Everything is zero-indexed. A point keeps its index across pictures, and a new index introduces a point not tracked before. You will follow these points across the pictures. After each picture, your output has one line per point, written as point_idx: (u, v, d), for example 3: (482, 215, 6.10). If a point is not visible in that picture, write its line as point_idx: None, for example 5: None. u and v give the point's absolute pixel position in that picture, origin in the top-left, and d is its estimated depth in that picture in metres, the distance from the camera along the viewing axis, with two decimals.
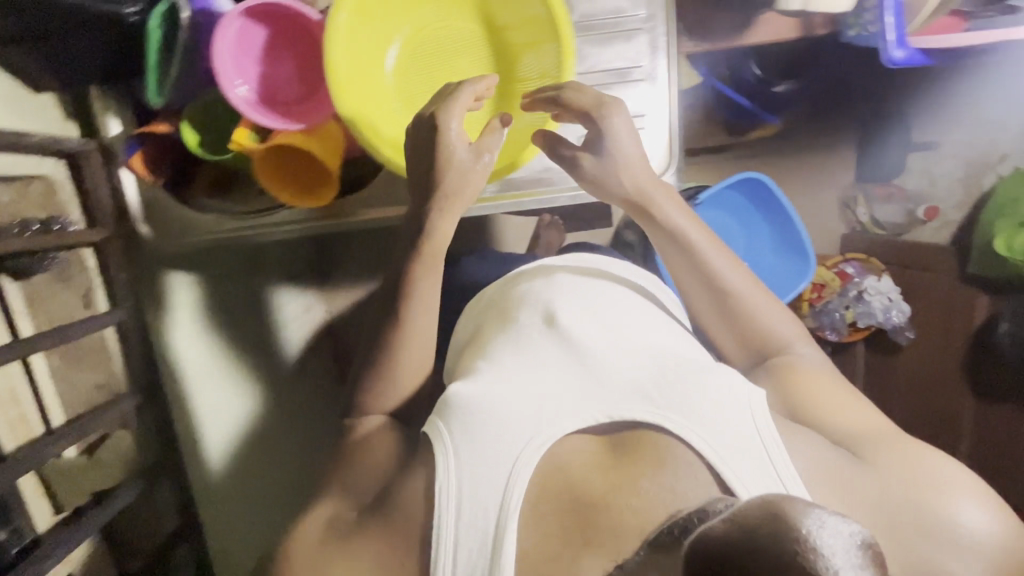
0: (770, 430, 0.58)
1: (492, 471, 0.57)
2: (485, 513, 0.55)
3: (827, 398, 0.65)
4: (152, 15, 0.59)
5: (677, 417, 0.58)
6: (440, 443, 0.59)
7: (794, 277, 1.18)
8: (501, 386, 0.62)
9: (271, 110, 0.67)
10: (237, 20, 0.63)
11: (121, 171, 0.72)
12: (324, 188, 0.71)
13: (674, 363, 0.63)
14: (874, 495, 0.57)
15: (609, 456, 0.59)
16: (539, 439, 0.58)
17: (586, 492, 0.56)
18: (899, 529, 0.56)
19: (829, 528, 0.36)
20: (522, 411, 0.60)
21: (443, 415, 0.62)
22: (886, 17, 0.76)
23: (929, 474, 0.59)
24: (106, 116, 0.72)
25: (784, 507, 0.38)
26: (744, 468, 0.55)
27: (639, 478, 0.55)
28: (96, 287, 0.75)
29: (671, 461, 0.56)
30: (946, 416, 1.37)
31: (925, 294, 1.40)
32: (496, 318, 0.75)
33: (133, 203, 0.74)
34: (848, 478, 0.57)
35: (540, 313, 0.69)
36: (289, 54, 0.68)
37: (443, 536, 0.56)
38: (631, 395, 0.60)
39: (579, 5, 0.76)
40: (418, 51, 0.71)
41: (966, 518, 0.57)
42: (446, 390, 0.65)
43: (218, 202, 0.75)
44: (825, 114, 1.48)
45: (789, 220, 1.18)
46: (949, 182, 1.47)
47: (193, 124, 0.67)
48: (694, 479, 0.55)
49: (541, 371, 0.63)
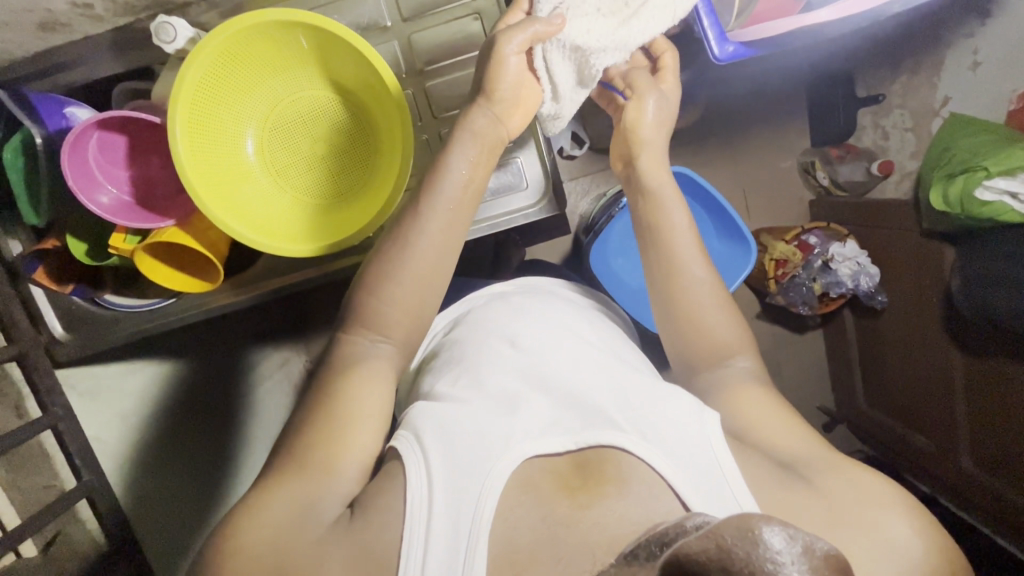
0: (725, 451, 0.61)
1: (467, 485, 0.59)
2: (457, 527, 0.56)
3: (764, 417, 0.67)
4: (7, 151, 0.66)
5: (641, 439, 0.62)
6: (414, 455, 0.62)
7: (739, 262, 1.15)
8: (471, 413, 0.66)
9: (142, 211, 0.71)
10: (93, 136, 0.68)
11: (30, 286, 0.77)
12: (212, 272, 0.75)
13: (631, 391, 0.68)
14: (823, 509, 0.58)
15: (575, 474, 0.61)
16: (508, 457, 0.61)
17: (556, 513, 0.58)
18: (843, 535, 0.57)
19: (784, 536, 0.30)
20: (492, 429, 0.64)
21: (418, 429, 0.64)
22: (702, 21, 0.77)
23: (867, 492, 0.60)
24: (6, 241, 0.76)
25: (732, 523, 0.31)
26: (696, 484, 0.59)
27: (604, 498, 0.58)
28: (25, 398, 0.86)
29: (633, 480, 0.59)
30: (938, 378, 1.28)
31: (895, 253, 1.33)
32: (454, 343, 0.80)
33: (49, 314, 0.79)
34: (794, 494, 0.59)
35: (504, 341, 0.76)
36: (155, 153, 0.73)
37: (409, 558, 0.55)
38: (591, 419, 0.65)
39: (422, 54, 0.83)
40: (277, 129, 0.74)
41: (897, 537, 0.57)
42: (415, 415, 0.68)
43: (126, 300, 0.79)
44: (762, 86, 1.46)
45: (722, 208, 1.15)
46: (901, 132, 1.37)
47: (76, 236, 0.71)
48: (657, 499, 0.58)
49: (507, 396, 0.69)
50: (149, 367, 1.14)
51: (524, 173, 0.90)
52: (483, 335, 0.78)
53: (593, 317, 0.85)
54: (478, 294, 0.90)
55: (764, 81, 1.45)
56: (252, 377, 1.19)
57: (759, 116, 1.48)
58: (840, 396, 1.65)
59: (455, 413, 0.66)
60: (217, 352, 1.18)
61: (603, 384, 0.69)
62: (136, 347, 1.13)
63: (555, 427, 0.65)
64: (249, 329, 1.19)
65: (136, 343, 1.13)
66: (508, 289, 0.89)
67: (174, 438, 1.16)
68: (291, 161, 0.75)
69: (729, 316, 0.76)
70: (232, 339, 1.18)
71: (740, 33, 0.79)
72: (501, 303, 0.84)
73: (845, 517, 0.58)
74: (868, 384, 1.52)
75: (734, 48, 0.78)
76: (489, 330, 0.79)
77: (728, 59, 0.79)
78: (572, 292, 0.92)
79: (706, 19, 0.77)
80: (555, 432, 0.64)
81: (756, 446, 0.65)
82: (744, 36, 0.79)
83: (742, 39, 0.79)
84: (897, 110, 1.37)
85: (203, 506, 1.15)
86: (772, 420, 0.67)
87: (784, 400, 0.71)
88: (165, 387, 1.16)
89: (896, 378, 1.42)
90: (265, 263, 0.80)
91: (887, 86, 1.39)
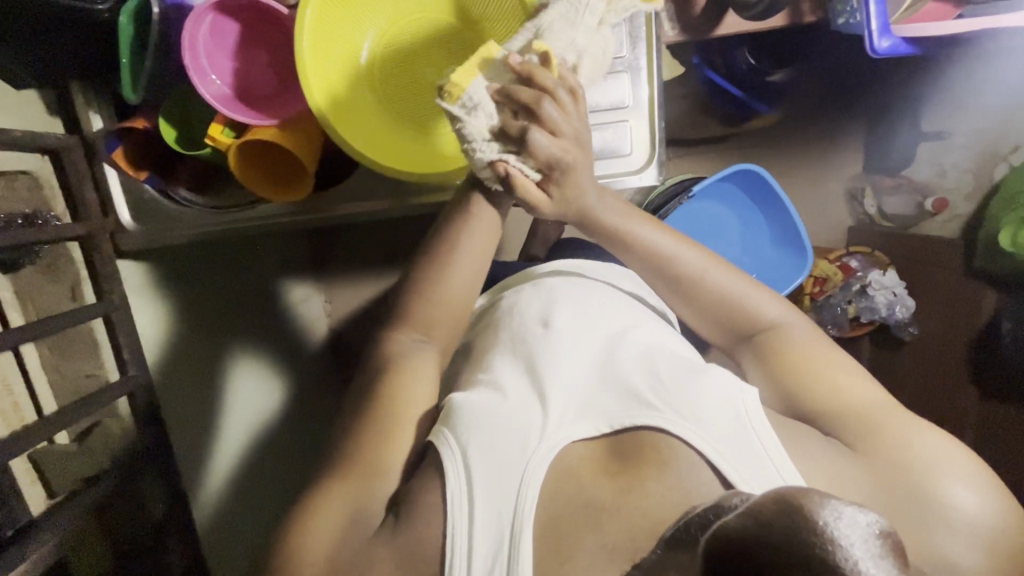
0: (767, 431, 0.58)
1: (507, 476, 0.56)
2: (501, 506, 0.54)
3: (822, 382, 0.64)
4: (123, 14, 0.62)
5: (678, 418, 0.58)
6: (450, 451, 0.57)
7: (792, 269, 1.16)
8: (498, 395, 0.62)
9: (244, 105, 0.67)
10: (208, 15, 0.64)
11: (103, 165, 0.73)
12: (302, 181, 0.71)
13: (660, 362, 0.64)
14: (870, 485, 0.57)
15: (611, 459, 0.58)
16: (548, 443, 0.58)
17: (598, 498, 0.56)
18: (897, 505, 0.56)
19: (847, 520, 0.34)
20: (524, 413, 0.60)
21: (452, 423, 0.59)
22: (869, 7, 0.73)
23: (920, 456, 0.58)
24: (88, 113, 0.72)
25: (802, 499, 0.36)
26: (739, 465, 0.55)
27: (645, 480, 0.56)
28: (84, 279, 0.76)
29: (675, 461, 0.56)
30: (953, 411, 1.30)
31: (931, 286, 1.34)
32: (486, 329, 0.75)
33: (118, 200, 0.75)
34: (837, 466, 0.58)
35: (535, 322, 0.70)
36: (265, 48, 0.69)
37: (456, 541, 0.53)
38: (625, 397, 0.61)
39: None
40: (393, 44, 0.71)
41: (949, 499, 0.56)
42: (448, 401, 0.63)
43: (204, 197, 0.76)
44: (825, 99, 1.38)
45: (786, 210, 1.14)
46: (959, 173, 1.38)
47: (171, 120, 0.69)
48: (698, 477, 0.55)
49: (536, 375, 0.64)
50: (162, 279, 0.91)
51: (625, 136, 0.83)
52: (513, 315, 0.73)
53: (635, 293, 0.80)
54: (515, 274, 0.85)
55: (835, 98, 1.38)
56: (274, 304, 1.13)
57: (815, 132, 1.41)
58: None
59: (492, 402, 0.61)
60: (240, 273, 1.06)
61: (632, 356, 0.65)
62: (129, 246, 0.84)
63: (590, 407, 0.61)
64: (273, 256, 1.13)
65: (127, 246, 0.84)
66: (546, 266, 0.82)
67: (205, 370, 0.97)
68: (399, 81, 0.71)
69: (759, 288, 0.71)
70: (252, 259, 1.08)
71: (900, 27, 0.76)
72: (531, 284, 0.77)
73: (895, 486, 0.57)
74: None
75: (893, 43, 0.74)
76: (522, 308, 0.73)
77: (882, 55, 0.76)
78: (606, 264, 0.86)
79: (873, 7, 0.73)
80: (590, 413, 0.61)
81: (804, 416, 0.63)
82: (904, 31, 0.76)
83: (903, 33, 0.76)
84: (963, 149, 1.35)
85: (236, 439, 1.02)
86: (821, 383, 0.64)
87: (843, 353, 0.67)
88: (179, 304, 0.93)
89: None
90: (334, 187, 0.76)
91: (952, 124, 1.37)
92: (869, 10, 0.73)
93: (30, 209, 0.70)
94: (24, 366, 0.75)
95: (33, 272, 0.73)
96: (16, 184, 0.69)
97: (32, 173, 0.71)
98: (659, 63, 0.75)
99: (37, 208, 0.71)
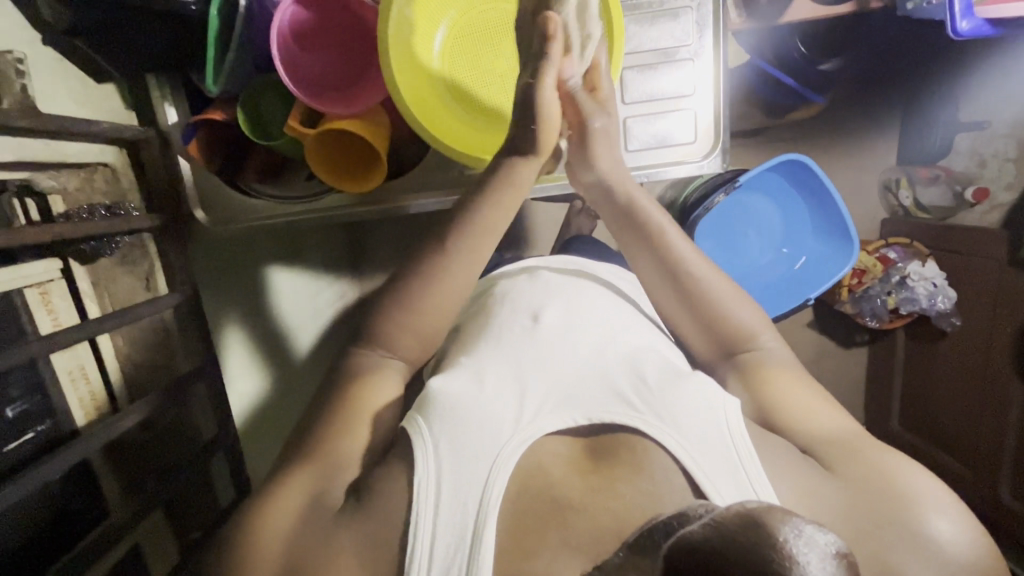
0: (745, 441, 0.53)
1: (474, 467, 0.53)
2: (466, 503, 0.52)
3: (799, 400, 0.61)
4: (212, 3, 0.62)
5: (656, 420, 0.55)
6: (421, 440, 0.55)
7: (835, 260, 1.15)
8: (478, 384, 0.60)
9: (321, 96, 0.68)
10: (289, 7, 0.65)
11: (179, 158, 0.75)
12: (374, 171, 0.73)
13: (645, 364, 0.61)
14: (839, 505, 0.52)
15: (586, 457, 0.55)
16: (521, 437, 0.55)
17: (565, 495, 0.52)
18: (870, 532, 0.51)
19: (804, 536, 0.32)
20: (499, 403, 0.57)
21: (427, 412, 0.57)
22: None
23: (896, 480, 0.54)
24: (163, 105, 0.73)
25: (766, 515, 0.34)
26: (716, 472, 0.52)
27: (616, 481, 0.52)
28: (156, 271, 0.79)
29: (648, 464, 0.53)
30: (996, 408, 1.25)
31: (974, 278, 1.30)
32: (475, 318, 0.74)
33: (190, 193, 0.77)
34: (809, 480, 0.53)
35: (525, 316, 0.68)
36: (337, 38, 0.70)
37: (419, 538, 0.51)
38: (606, 393, 0.58)
39: None
40: (464, 34, 0.72)
41: (921, 529, 0.52)
42: (425, 387, 0.61)
43: (270, 187, 0.78)
44: (867, 92, 1.40)
45: (832, 201, 1.13)
46: (1001, 162, 1.30)
47: (247, 108, 0.71)
48: (670, 485, 0.51)
49: (516, 366, 0.61)
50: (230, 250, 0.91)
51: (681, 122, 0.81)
52: (504, 308, 0.71)
53: (622, 289, 0.78)
54: (509, 267, 0.83)
55: (875, 89, 1.39)
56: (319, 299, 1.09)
57: (857, 122, 1.42)
58: (871, 416, 1.63)
59: (472, 387, 0.59)
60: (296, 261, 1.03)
61: (615, 355, 0.62)
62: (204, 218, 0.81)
63: (566, 399, 0.58)
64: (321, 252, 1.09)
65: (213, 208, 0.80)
66: (539, 263, 0.81)
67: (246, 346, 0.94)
68: (471, 68, 0.72)
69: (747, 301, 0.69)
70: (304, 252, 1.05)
71: (982, 9, 0.78)
72: (526, 278, 0.76)
73: (861, 512, 0.52)
74: (906, 406, 1.51)
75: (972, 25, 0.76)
76: (514, 304, 0.71)
77: (963, 36, 0.79)
78: (607, 266, 0.84)
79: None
80: (565, 405, 0.58)
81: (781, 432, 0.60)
82: (988, 11, 0.78)
83: (986, 15, 0.78)
84: (1002, 138, 1.28)
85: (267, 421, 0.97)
86: (797, 400, 0.62)
87: (818, 382, 0.65)
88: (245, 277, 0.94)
89: (939, 404, 1.41)
90: (399, 176, 0.78)
91: None
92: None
93: (109, 200, 0.72)
94: (98, 351, 0.74)
95: (110, 263, 0.75)
96: (95, 176, 0.71)
97: (108, 165, 0.73)
98: (725, 54, 0.77)
99: (115, 199, 0.73)
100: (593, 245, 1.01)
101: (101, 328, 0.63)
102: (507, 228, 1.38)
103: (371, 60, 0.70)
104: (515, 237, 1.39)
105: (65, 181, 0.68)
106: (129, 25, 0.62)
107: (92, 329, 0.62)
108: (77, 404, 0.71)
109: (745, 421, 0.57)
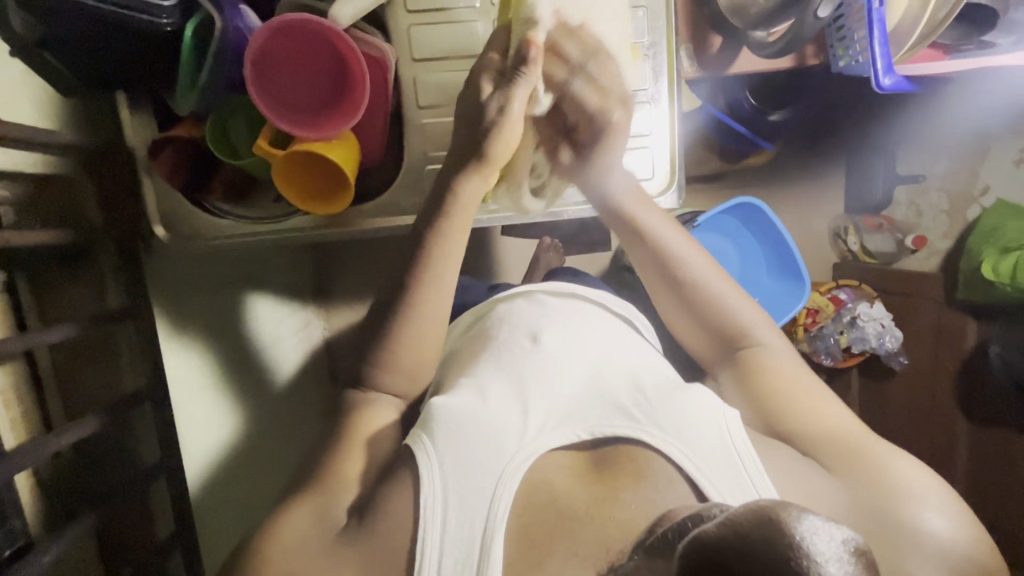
0: (746, 445, 0.55)
1: (479, 482, 0.54)
2: (473, 521, 0.52)
3: (805, 402, 0.63)
4: (186, 28, 0.64)
5: (658, 430, 0.57)
6: (425, 456, 0.55)
7: (791, 298, 1.20)
8: (479, 399, 0.60)
9: (291, 118, 0.70)
10: (262, 37, 0.66)
11: (143, 176, 0.77)
12: (343, 196, 0.74)
13: (644, 379, 0.63)
14: (847, 503, 0.54)
15: (591, 469, 0.56)
16: (525, 452, 0.56)
17: (571, 506, 0.53)
18: (884, 532, 0.53)
19: (821, 533, 0.31)
20: (503, 420, 0.58)
21: (430, 428, 0.57)
22: (875, 48, 0.84)
23: (906, 480, 0.56)
24: (131, 123, 0.75)
25: (777, 509, 0.33)
26: (723, 482, 0.53)
27: (621, 491, 0.53)
28: (111, 283, 0.75)
29: (651, 473, 0.54)
30: (944, 438, 1.33)
31: (914, 320, 1.37)
32: (475, 340, 0.73)
33: (151, 210, 0.78)
34: (817, 481, 0.56)
35: (524, 335, 0.68)
36: (306, 64, 0.71)
37: (428, 545, 0.52)
38: (609, 406, 0.60)
39: None
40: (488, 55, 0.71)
41: (933, 526, 0.54)
42: (429, 403, 0.61)
43: (236, 207, 0.80)
44: (816, 142, 1.47)
45: (784, 243, 1.20)
46: (936, 213, 1.44)
47: (213, 132, 0.73)
48: (677, 492, 0.53)
49: (518, 383, 0.62)
50: (196, 270, 0.87)
51: (649, 160, 0.83)
52: (505, 328, 0.71)
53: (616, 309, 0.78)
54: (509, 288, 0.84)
55: (825, 139, 1.46)
56: (281, 329, 1.07)
57: (813, 169, 1.48)
58: None
59: (473, 405, 0.59)
60: (263, 289, 1.02)
61: (613, 371, 0.64)
62: (180, 240, 0.78)
63: (570, 414, 0.60)
64: (282, 279, 1.09)
65: (180, 234, 0.78)
66: (532, 286, 0.80)
67: (231, 380, 0.91)
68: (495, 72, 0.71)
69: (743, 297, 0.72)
70: (268, 278, 1.05)
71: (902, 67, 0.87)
72: (523, 299, 0.75)
73: (877, 513, 0.54)
74: None
75: (893, 81, 0.85)
76: (514, 324, 0.71)
77: (886, 91, 0.86)
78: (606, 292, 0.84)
79: (880, 49, 0.84)
80: (568, 421, 0.59)
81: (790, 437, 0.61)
82: (908, 71, 0.87)
83: (905, 72, 0.86)
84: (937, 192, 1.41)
85: (222, 455, 0.87)
86: (812, 406, 0.63)
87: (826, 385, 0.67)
88: (210, 300, 0.88)
89: None
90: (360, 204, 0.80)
91: (929, 168, 1.44)
92: (875, 50, 0.84)
93: (60, 213, 0.68)
94: (35, 369, 0.71)
95: (62, 276, 0.71)
96: (50, 188, 0.67)
97: (67, 176, 0.69)
98: (678, 97, 0.82)
99: (70, 214, 0.69)
100: (575, 276, 1.02)
101: (42, 341, 0.61)
102: (474, 260, 1.39)
103: (344, 89, 0.72)
104: (484, 269, 1.41)
105: (17, 192, 0.64)
106: (103, 42, 0.63)
107: (30, 341, 0.60)
108: (7, 424, 0.66)
109: (748, 431, 0.59)
